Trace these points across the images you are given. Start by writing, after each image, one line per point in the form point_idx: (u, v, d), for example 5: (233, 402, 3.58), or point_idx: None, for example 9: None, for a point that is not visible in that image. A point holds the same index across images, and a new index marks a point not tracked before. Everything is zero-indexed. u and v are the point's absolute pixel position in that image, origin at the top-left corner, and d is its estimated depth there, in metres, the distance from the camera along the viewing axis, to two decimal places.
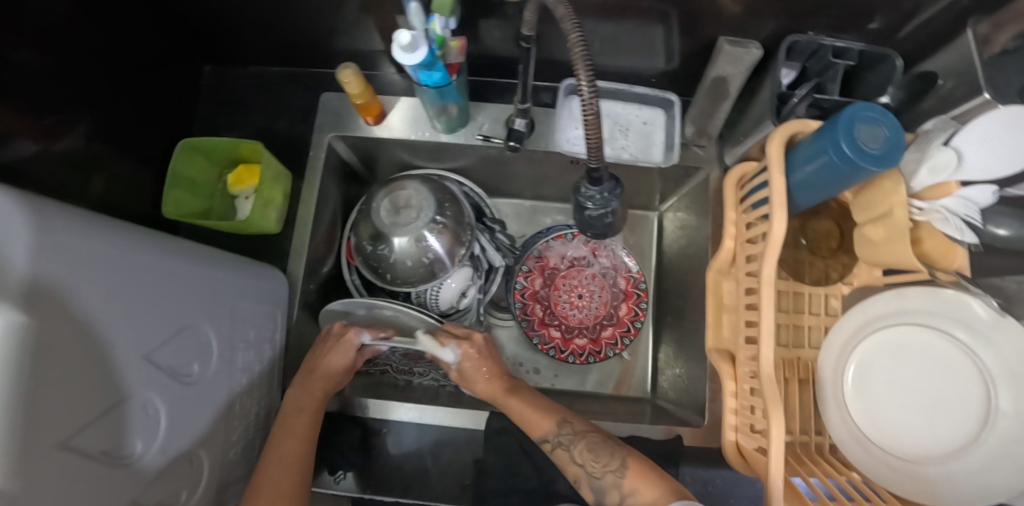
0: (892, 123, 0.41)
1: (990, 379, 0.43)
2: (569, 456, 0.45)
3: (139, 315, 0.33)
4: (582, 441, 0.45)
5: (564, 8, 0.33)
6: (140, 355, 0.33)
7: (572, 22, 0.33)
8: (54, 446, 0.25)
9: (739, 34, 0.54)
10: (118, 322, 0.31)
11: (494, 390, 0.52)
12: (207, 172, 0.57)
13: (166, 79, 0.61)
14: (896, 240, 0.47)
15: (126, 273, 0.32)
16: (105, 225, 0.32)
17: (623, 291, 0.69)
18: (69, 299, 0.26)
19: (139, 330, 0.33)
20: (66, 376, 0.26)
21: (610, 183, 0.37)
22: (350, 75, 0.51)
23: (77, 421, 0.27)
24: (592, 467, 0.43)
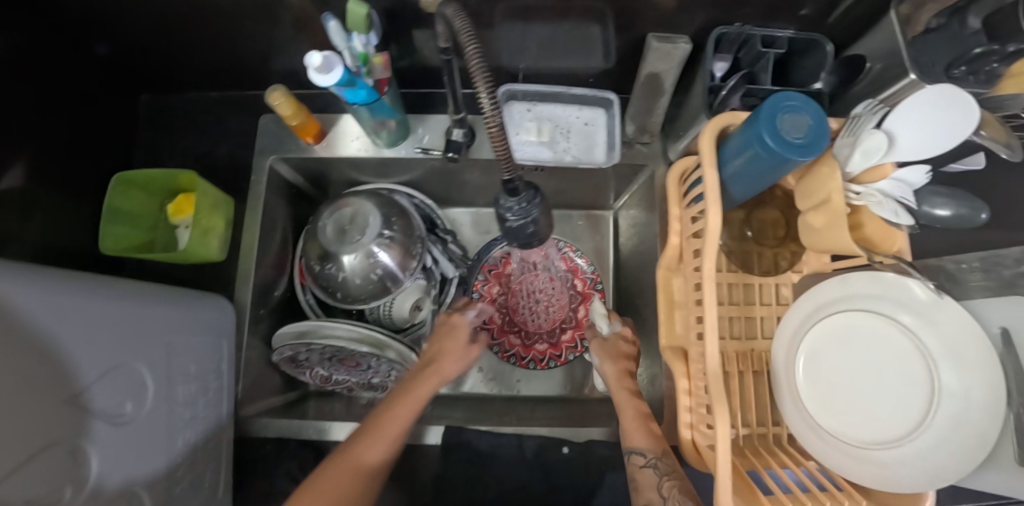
0: (816, 110, 0.40)
1: (931, 359, 0.42)
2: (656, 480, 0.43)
3: (60, 359, 0.32)
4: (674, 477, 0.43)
5: (462, 22, 0.33)
6: (66, 399, 0.32)
7: (469, 35, 0.32)
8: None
9: (670, 29, 0.54)
10: (35, 367, 0.30)
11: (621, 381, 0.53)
12: (147, 204, 0.56)
13: (101, 112, 0.60)
14: (835, 226, 0.46)
15: (40, 318, 0.31)
16: (16, 272, 0.31)
17: (580, 293, 0.69)
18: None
19: (63, 373, 0.32)
20: None
21: (527, 193, 0.36)
22: (279, 97, 0.51)
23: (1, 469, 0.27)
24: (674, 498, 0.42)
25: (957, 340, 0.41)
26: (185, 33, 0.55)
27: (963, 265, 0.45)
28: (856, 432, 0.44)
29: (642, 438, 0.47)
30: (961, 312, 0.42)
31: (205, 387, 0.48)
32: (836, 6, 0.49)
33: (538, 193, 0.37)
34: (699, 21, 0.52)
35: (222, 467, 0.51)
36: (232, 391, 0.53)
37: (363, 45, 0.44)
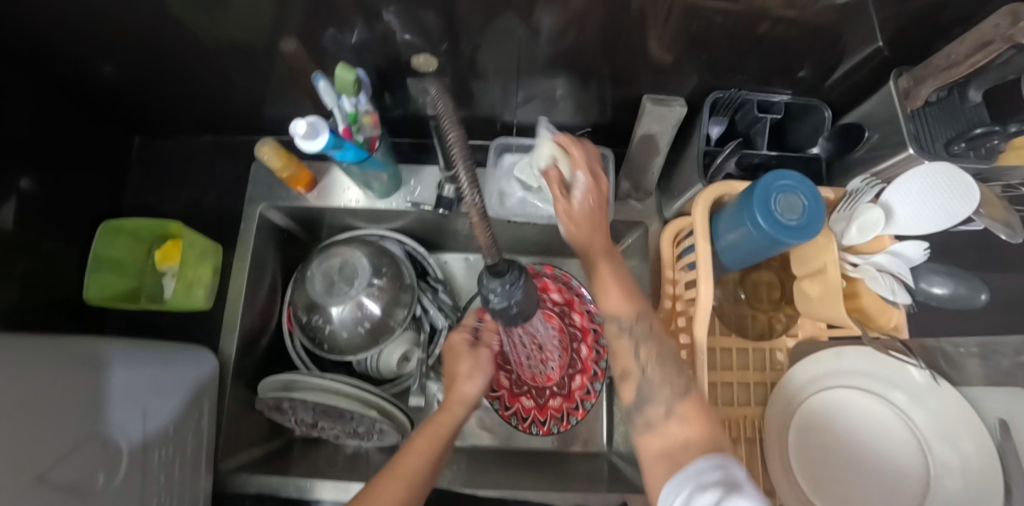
0: (811, 190, 0.39)
1: (926, 442, 0.41)
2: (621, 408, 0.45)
3: (27, 431, 0.31)
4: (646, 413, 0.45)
5: (434, 93, 0.32)
6: (37, 475, 0.30)
7: (442, 102, 0.31)
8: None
9: (666, 87, 0.53)
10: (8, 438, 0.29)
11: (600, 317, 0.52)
12: (134, 251, 0.55)
13: (91, 155, 0.60)
14: (830, 300, 0.45)
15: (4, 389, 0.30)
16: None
17: (579, 328, 0.64)
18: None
19: (33, 448, 0.31)
20: None
21: (511, 274, 0.36)
22: (268, 150, 0.50)
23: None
24: (652, 375, 0.38)
25: (948, 421, 0.41)
26: (178, 80, 0.55)
27: (961, 349, 0.44)
28: None
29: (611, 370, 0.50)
30: (958, 399, 0.41)
31: (182, 448, 0.47)
32: (833, 73, 0.48)
33: (523, 274, 0.37)
34: (693, 82, 0.52)
35: None
36: (212, 445, 0.52)
37: (352, 105, 0.44)
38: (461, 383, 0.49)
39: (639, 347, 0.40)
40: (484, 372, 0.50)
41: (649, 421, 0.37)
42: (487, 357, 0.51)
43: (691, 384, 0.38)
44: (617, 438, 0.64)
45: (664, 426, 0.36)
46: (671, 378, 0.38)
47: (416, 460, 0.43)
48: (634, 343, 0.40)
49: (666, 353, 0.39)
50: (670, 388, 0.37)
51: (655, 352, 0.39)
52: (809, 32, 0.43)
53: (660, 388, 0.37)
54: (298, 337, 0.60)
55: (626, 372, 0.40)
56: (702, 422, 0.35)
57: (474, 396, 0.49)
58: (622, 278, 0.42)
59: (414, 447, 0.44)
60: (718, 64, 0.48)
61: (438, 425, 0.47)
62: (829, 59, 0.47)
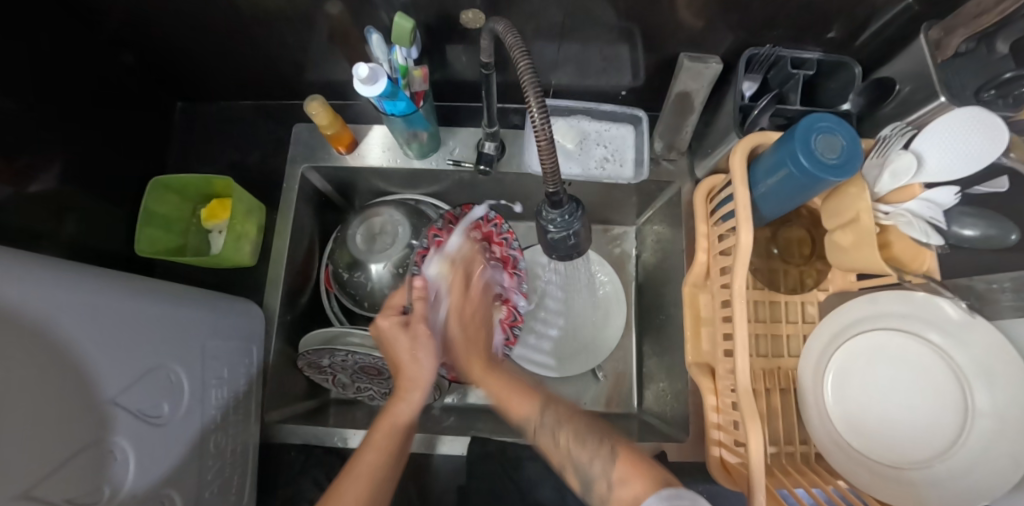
0: (848, 132, 0.42)
1: (965, 379, 0.43)
2: (555, 442, 0.42)
3: (97, 362, 0.33)
4: (568, 425, 0.43)
5: (512, 38, 0.35)
6: (103, 402, 0.33)
7: (520, 50, 0.34)
8: (18, 495, 0.26)
9: (700, 48, 0.55)
10: (74, 370, 0.31)
11: (473, 367, 0.52)
12: (181, 207, 0.57)
13: (137, 117, 0.62)
14: (864, 246, 0.46)
15: (76, 320, 0.32)
16: (43, 262, 0.32)
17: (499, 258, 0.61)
18: (17, 343, 0.27)
19: (98, 379, 0.33)
20: (26, 419, 0.27)
21: (570, 205, 0.37)
22: (317, 107, 0.52)
23: (40, 471, 0.28)
24: (580, 454, 0.40)
25: (989, 357, 0.42)
26: (220, 45, 0.57)
27: (993, 286, 0.45)
28: (888, 450, 0.44)
29: (524, 405, 0.46)
30: (992, 332, 0.42)
31: (235, 390, 0.49)
32: (864, 29, 0.50)
33: (580, 207, 0.38)
34: (727, 44, 0.54)
35: (247, 474, 0.51)
36: (261, 395, 0.53)
37: (403, 58, 0.46)
38: (407, 366, 0.46)
39: (558, 435, 0.43)
40: (431, 350, 0.47)
41: (603, 495, 0.37)
42: (425, 332, 0.48)
43: (614, 445, 0.39)
44: (648, 397, 0.66)
45: (615, 495, 0.35)
46: (593, 448, 0.40)
47: (377, 456, 0.42)
48: (552, 435, 0.43)
49: (589, 425, 0.43)
50: (597, 456, 0.39)
51: (574, 434, 0.42)
52: None
53: (592, 461, 0.39)
54: (337, 295, 0.62)
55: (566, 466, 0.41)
56: (643, 476, 0.35)
57: (428, 376, 0.47)
58: (506, 381, 0.49)
59: (373, 443, 0.42)
60: (753, 24, 0.50)
61: (395, 414, 0.45)
62: (860, 15, 0.49)
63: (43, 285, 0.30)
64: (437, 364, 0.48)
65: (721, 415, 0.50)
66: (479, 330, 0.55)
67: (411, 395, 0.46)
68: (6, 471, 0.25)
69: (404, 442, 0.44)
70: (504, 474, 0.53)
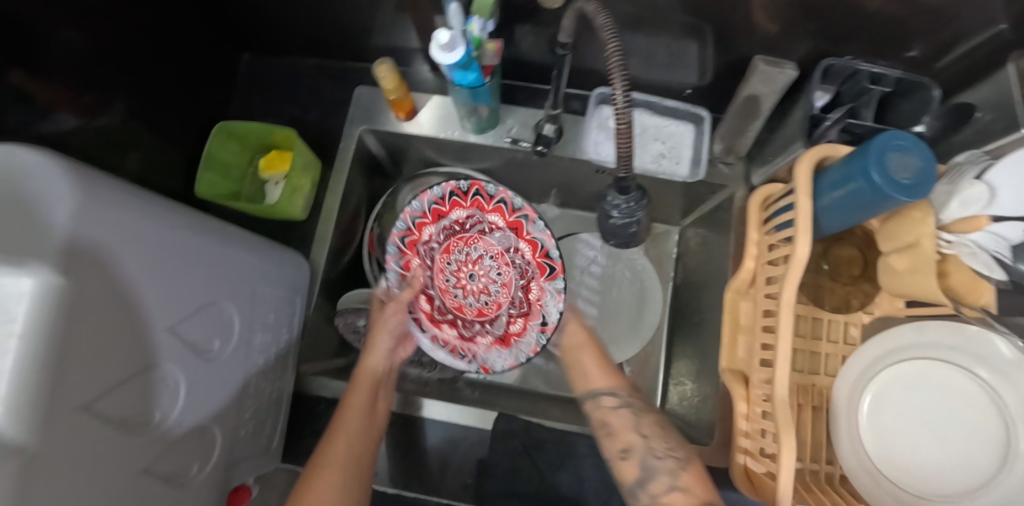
0: (924, 153, 0.41)
1: (1008, 418, 0.42)
2: (636, 422, 0.47)
3: (160, 290, 0.34)
4: (650, 416, 0.48)
5: (604, 19, 0.34)
6: (160, 330, 0.34)
7: (612, 32, 0.34)
8: (75, 408, 0.27)
9: (772, 53, 0.54)
10: (139, 295, 0.32)
11: (581, 341, 0.58)
12: (239, 156, 0.58)
13: (204, 65, 0.63)
14: (922, 272, 0.45)
15: (148, 248, 0.33)
16: (120, 188, 0.33)
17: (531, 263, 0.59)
18: (94, 263, 0.28)
19: (161, 307, 0.34)
20: (94, 336, 0.28)
21: (636, 193, 0.37)
22: (386, 70, 0.53)
23: (100, 386, 0.29)
24: (655, 444, 0.45)
25: None
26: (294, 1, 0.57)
27: None
28: (916, 481, 0.44)
29: (602, 380, 0.52)
30: None
31: (277, 337, 0.50)
32: (949, 51, 0.49)
33: (645, 196, 0.38)
34: (803, 51, 0.52)
35: (278, 420, 0.52)
36: (298, 346, 0.55)
37: (480, 29, 0.45)
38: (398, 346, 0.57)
39: (641, 424, 0.47)
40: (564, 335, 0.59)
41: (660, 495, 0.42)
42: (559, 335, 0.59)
43: (690, 454, 0.45)
44: (673, 398, 0.66)
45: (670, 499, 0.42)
46: (670, 448, 0.45)
47: (346, 444, 0.46)
48: (632, 416, 0.48)
49: (663, 421, 0.48)
50: (671, 455, 0.44)
51: (656, 426, 0.47)
52: (933, 8, 0.44)
53: (663, 456, 0.44)
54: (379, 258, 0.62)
55: (632, 447, 0.46)
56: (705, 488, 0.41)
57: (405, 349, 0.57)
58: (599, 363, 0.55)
59: (344, 419, 0.48)
60: (835, 34, 0.49)
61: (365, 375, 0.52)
62: (946, 37, 0.47)
63: (127, 209, 0.31)
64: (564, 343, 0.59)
65: (750, 424, 0.50)
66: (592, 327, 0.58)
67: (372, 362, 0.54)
68: (66, 382, 0.26)
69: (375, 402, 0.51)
70: (523, 454, 0.53)
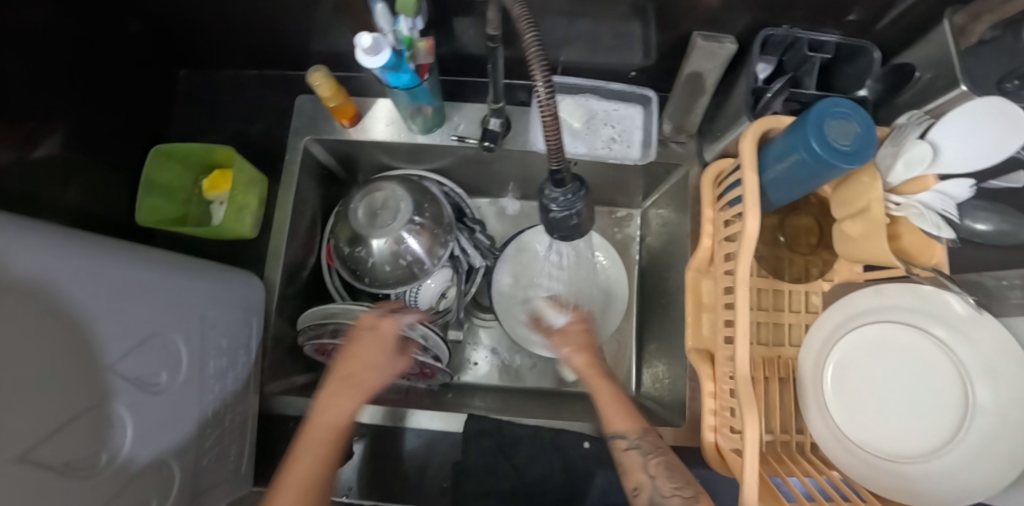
0: (863, 118, 0.40)
1: (966, 374, 0.42)
2: (643, 462, 0.43)
3: (96, 328, 0.33)
4: (660, 455, 0.44)
5: (520, 8, 0.33)
6: (102, 367, 0.33)
7: (527, 22, 0.32)
8: (18, 457, 0.26)
9: (714, 28, 0.53)
10: (75, 334, 0.31)
11: (589, 368, 0.51)
12: (183, 178, 0.57)
13: (140, 84, 0.61)
14: (874, 236, 0.45)
15: (76, 285, 0.31)
16: (37, 226, 0.31)
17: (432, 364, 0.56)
18: (18, 305, 0.26)
19: (100, 344, 0.33)
20: (28, 380, 0.27)
21: (573, 185, 0.37)
22: (321, 78, 0.51)
23: (44, 430, 0.28)
24: (663, 484, 0.41)
25: (995, 357, 0.41)
26: (226, 12, 0.55)
27: (1003, 282, 0.43)
28: (885, 443, 0.44)
29: (622, 423, 0.46)
30: (1001, 331, 0.41)
31: (234, 362, 0.49)
32: (885, 14, 0.48)
33: (583, 186, 0.38)
34: (743, 24, 0.52)
35: (246, 443, 0.52)
36: (259, 366, 0.54)
37: (409, 28, 0.45)
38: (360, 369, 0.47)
39: (648, 463, 0.43)
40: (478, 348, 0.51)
41: None
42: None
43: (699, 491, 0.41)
44: (647, 381, 0.66)
45: None
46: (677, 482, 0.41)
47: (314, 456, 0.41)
48: (639, 454, 0.44)
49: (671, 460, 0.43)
50: (678, 493, 0.40)
51: (662, 465, 0.43)
52: None
53: (670, 494, 0.41)
54: (338, 269, 0.62)
55: (641, 487, 0.43)
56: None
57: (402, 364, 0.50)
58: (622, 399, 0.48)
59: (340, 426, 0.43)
60: (772, 3, 0.48)
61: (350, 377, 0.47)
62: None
63: (46, 247, 0.30)
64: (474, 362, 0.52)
65: (718, 401, 0.50)
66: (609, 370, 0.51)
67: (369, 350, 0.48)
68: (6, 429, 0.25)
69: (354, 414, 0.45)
70: (498, 452, 0.54)
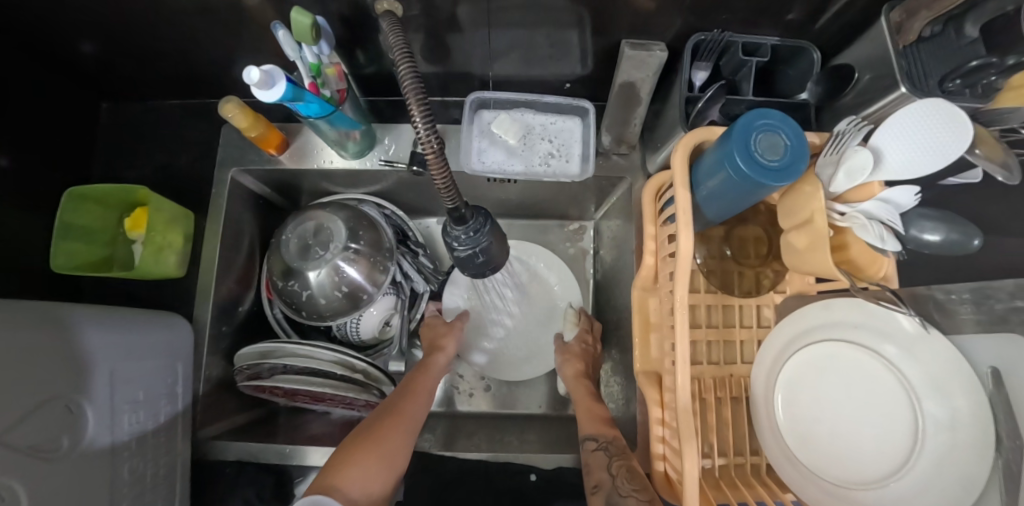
0: (792, 129, 0.38)
1: (914, 393, 0.39)
2: (607, 463, 0.46)
3: None
4: (623, 459, 0.46)
5: (395, 37, 0.30)
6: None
7: (401, 52, 0.29)
8: None
9: (648, 34, 0.50)
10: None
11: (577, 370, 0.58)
12: (103, 218, 0.54)
13: (59, 120, 0.58)
14: (817, 249, 0.43)
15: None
16: None
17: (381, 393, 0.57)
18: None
19: None
20: None
21: (475, 221, 0.34)
22: (232, 109, 0.48)
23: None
24: (619, 488, 0.43)
25: (941, 373, 0.39)
26: (139, 42, 0.53)
27: (953, 296, 0.41)
28: (837, 468, 0.41)
29: (592, 425, 0.51)
30: (948, 346, 0.39)
31: (156, 412, 0.47)
32: (821, 13, 0.46)
33: (489, 220, 0.35)
34: (676, 29, 0.49)
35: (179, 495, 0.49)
36: (191, 411, 0.52)
37: (314, 55, 0.42)
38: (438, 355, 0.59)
39: (612, 465, 0.46)
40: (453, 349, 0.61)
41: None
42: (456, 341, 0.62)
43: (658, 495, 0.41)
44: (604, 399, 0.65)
45: None
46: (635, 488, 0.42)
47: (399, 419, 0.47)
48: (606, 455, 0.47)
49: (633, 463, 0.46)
50: (634, 495, 0.42)
51: (625, 467, 0.45)
52: None
53: (627, 497, 0.42)
54: (277, 302, 0.60)
55: (602, 486, 0.45)
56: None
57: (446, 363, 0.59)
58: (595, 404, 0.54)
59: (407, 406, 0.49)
60: (701, 6, 0.45)
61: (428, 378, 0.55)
62: None
63: None
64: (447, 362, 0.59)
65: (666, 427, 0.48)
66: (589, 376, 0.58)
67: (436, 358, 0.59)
68: None
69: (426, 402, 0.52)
70: (444, 489, 0.52)
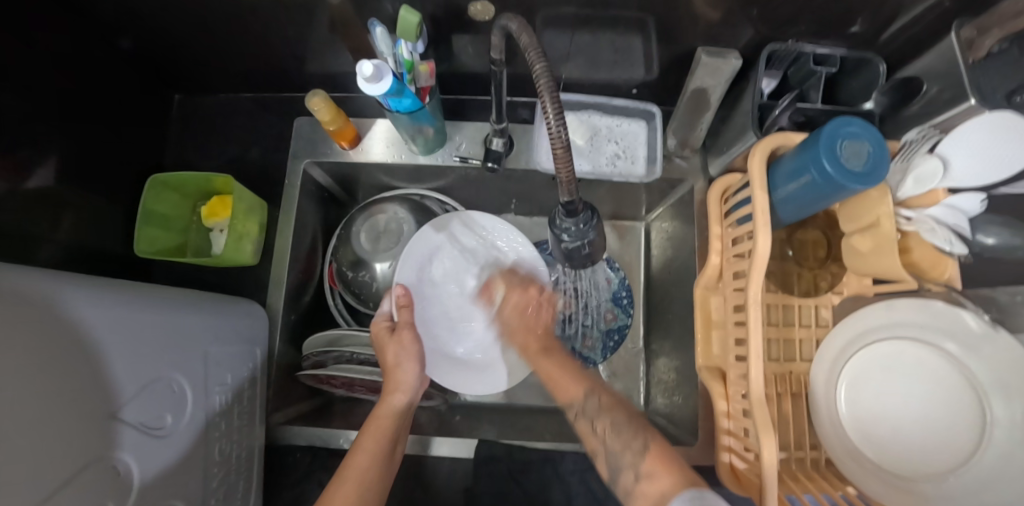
0: (874, 137, 0.39)
1: (982, 390, 0.41)
2: (592, 428, 0.43)
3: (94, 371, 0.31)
4: (607, 415, 0.43)
5: (527, 39, 0.32)
6: (102, 417, 0.32)
7: (536, 52, 0.31)
8: None
9: (717, 43, 0.52)
10: (69, 390, 0.29)
11: (530, 346, 0.52)
12: (180, 206, 0.56)
13: (134, 110, 0.60)
14: (884, 251, 0.44)
15: (67, 330, 0.30)
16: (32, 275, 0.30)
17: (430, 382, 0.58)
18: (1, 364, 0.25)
19: (100, 391, 0.32)
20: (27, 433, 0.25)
21: (585, 214, 0.36)
22: (320, 103, 0.50)
23: (40, 496, 0.26)
24: (611, 444, 0.41)
25: (1005, 368, 0.40)
26: (219, 37, 0.54)
27: (1017, 298, 0.42)
28: (902, 459, 0.43)
29: (569, 391, 0.46)
30: (1014, 346, 0.40)
31: (240, 394, 0.48)
32: (888, 28, 0.48)
33: (595, 215, 0.37)
34: (746, 39, 0.51)
35: (254, 477, 0.51)
36: (265, 395, 0.53)
37: (410, 52, 0.44)
38: (393, 372, 0.49)
39: (595, 423, 0.43)
40: (414, 357, 0.50)
41: (629, 489, 0.38)
42: (409, 337, 0.51)
43: (649, 440, 0.40)
44: (655, 396, 0.67)
45: (642, 489, 0.37)
46: (627, 441, 0.40)
47: (367, 459, 0.43)
48: (586, 419, 0.44)
49: (620, 417, 0.42)
50: (629, 449, 0.39)
51: (612, 425, 0.42)
52: None
53: (624, 452, 0.40)
54: (341, 292, 0.61)
55: (599, 452, 0.42)
56: (669, 472, 0.37)
57: (412, 379, 0.49)
58: (566, 367, 0.48)
59: (363, 445, 0.44)
60: (777, 18, 0.47)
61: (382, 417, 0.47)
62: (887, 10, 0.46)
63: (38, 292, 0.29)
64: (421, 370, 0.51)
65: (732, 421, 0.49)
66: (551, 345, 0.51)
67: (394, 398, 0.48)
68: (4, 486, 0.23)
69: (393, 442, 0.46)
70: (511, 478, 0.53)
